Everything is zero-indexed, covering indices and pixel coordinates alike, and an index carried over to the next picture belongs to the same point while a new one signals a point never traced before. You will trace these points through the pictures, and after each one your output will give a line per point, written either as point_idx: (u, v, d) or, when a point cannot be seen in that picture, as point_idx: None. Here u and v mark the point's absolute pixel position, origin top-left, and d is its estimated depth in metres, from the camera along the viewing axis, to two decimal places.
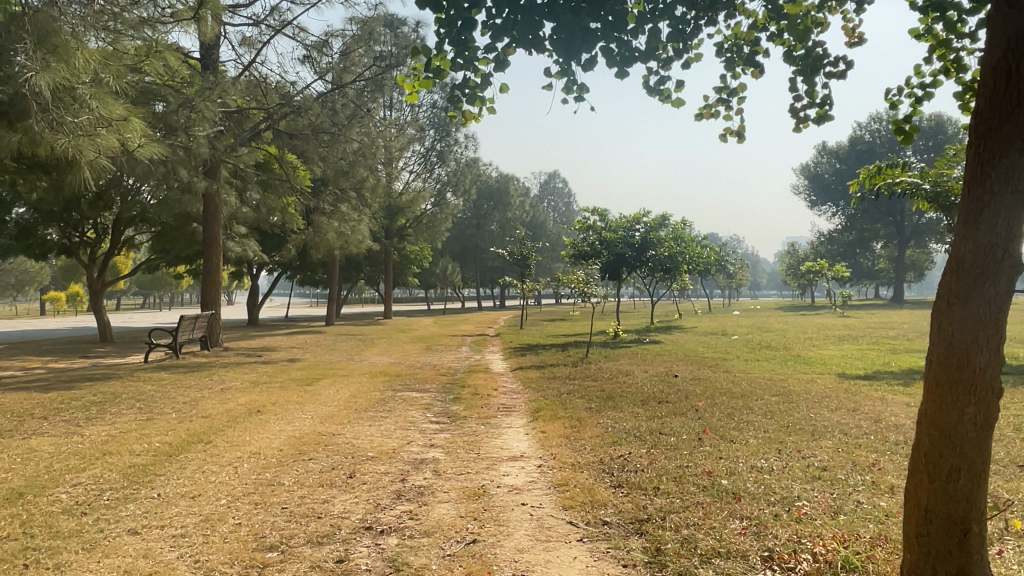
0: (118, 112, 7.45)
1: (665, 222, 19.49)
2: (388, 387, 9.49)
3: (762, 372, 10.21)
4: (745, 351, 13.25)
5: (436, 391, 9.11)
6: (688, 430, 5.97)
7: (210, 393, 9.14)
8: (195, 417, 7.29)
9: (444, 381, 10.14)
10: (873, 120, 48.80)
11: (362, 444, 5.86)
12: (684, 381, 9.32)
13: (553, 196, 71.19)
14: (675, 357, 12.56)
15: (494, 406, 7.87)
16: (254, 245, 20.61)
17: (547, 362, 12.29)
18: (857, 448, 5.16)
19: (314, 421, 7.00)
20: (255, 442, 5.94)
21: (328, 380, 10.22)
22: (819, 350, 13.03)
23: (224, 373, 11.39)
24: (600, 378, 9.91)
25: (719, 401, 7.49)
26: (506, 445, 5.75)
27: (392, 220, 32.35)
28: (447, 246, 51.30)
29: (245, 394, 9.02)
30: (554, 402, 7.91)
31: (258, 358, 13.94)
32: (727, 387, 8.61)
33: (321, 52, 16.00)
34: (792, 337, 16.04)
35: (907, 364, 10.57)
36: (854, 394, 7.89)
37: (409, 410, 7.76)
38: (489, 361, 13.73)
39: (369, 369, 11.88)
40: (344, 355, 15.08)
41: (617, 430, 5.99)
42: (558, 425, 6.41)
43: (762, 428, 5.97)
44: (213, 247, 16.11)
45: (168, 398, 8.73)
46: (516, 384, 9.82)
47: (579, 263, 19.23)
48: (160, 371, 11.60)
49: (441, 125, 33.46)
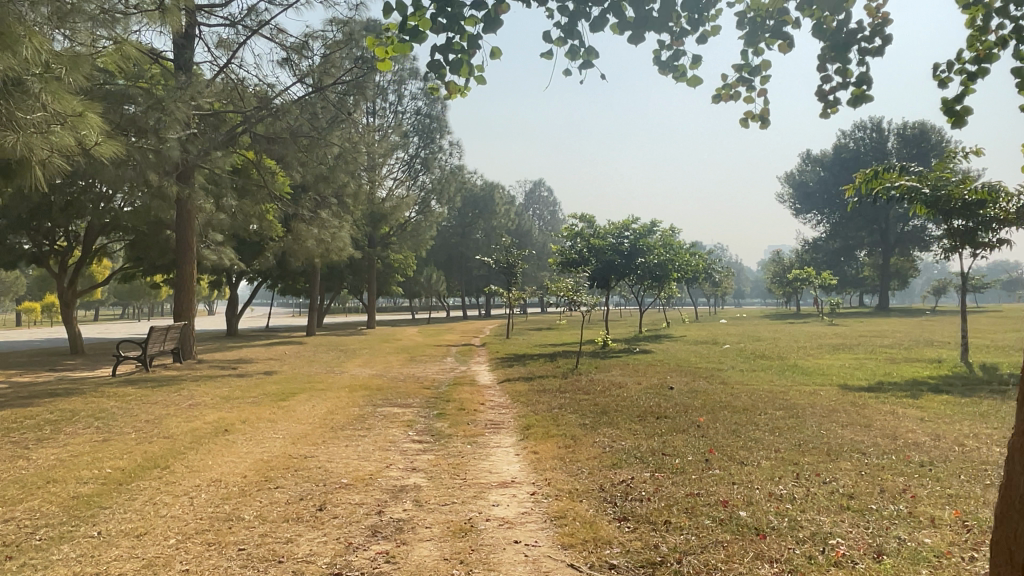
0: (72, 108, 6.88)
1: (654, 229, 19.10)
2: (368, 402, 8.93)
3: (761, 383, 9.78)
4: (740, 361, 12.84)
5: (419, 406, 8.57)
6: (692, 449, 5.48)
7: (177, 410, 8.56)
8: (156, 438, 6.72)
9: (428, 395, 9.63)
10: (858, 128, 49.08)
11: (338, 468, 5.33)
12: (681, 393, 8.87)
13: (539, 204, 70.90)
14: (668, 368, 12.11)
15: (481, 423, 7.36)
16: (232, 253, 19.97)
17: (536, 373, 11.82)
18: (880, 470, 4.71)
19: (286, 441, 6.44)
20: (217, 468, 5.37)
21: (305, 395, 9.67)
22: (817, 360, 12.64)
23: (196, 387, 10.79)
24: (592, 390, 9.46)
25: (722, 416, 7.02)
26: (495, 468, 5.23)
27: (375, 227, 31.81)
28: (432, 254, 50.72)
29: (215, 410, 8.44)
30: (545, 416, 7.41)
31: (233, 371, 13.33)
32: (727, 400, 8.15)
33: (301, 54, 15.48)
34: (785, 347, 15.65)
35: (911, 374, 10.19)
36: (862, 407, 7.45)
37: (390, 428, 7.23)
38: (475, 372, 13.24)
39: (348, 382, 11.33)
40: (323, 367, 14.48)
41: (616, 451, 5.49)
42: (552, 444, 5.91)
43: (772, 447, 5.50)
44: (186, 254, 15.44)
45: (130, 416, 8.13)
46: (504, 398, 9.32)
47: (567, 271, 18.78)
48: (127, 386, 10.98)
49: (425, 132, 33.01)
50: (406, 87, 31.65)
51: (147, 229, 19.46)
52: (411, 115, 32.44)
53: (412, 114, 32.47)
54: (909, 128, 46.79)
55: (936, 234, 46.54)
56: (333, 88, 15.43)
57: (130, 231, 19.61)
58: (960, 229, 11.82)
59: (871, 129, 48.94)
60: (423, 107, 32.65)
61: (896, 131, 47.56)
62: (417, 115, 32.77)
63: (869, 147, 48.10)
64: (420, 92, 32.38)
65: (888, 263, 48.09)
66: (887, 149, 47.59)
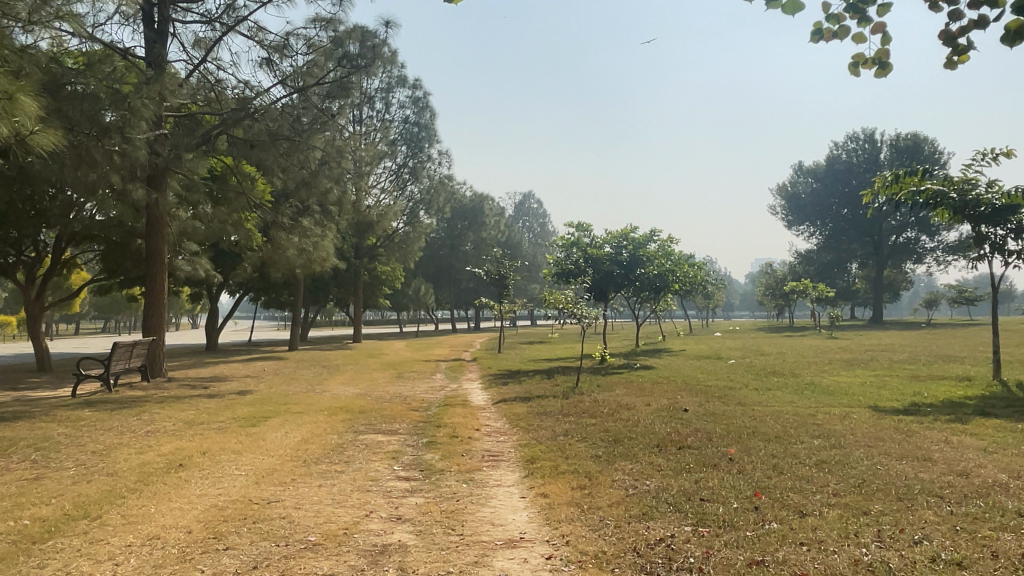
0: (2, 90, 5.91)
1: (654, 238, 18.25)
2: (348, 428, 7.93)
3: (785, 405, 8.87)
4: (752, 378, 11.95)
5: (405, 433, 7.59)
6: (735, 493, 4.58)
7: (131, 438, 7.53)
8: (95, 475, 5.70)
9: (415, 419, 8.64)
10: (851, 139, 48.73)
11: (306, 520, 4.37)
12: (698, 417, 7.94)
13: (528, 216, 70.11)
14: (677, 386, 11.20)
15: (477, 454, 6.39)
16: (208, 264, 18.93)
17: (534, 393, 10.86)
18: (977, 524, 3.83)
19: (247, 481, 5.45)
20: (157, 520, 4.38)
21: (279, 419, 8.65)
22: (835, 377, 11.74)
23: (160, 410, 9.75)
24: (599, 413, 8.51)
25: (756, 447, 6.12)
26: (499, 519, 4.31)
27: (361, 238, 30.82)
28: (420, 266, 49.81)
29: (173, 439, 7.41)
30: (550, 447, 6.48)
31: (205, 390, 12.29)
32: (753, 426, 7.24)
33: (283, 54, 14.63)
34: (794, 362, 14.80)
35: (946, 394, 9.32)
36: (910, 435, 6.57)
37: (373, 462, 6.24)
38: (467, 391, 12.27)
39: (328, 404, 10.32)
40: (303, 385, 13.43)
41: (643, 495, 4.57)
42: (563, 484, 4.97)
43: (829, 490, 4.60)
44: (157, 265, 14.37)
45: (75, 446, 7.09)
46: (501, 422, 8.36)
47: (563, 282, 17.90)
48: (84, 408, 9.93)
49: (413, 141, 32.16)
50: (394, 95, 30.84)
51: (120, 238, 18.40)
52: (399, 123, 31.62)
53: (400, 122, 31.63)
54: (902, 140, 46.76)
55: (929, 246, 46.21)
56: (316, 90, 14.56)
57: (102, 241, 18.55)
58: (990, 237, 10.95)
59: (864, 140, 48.61)
60: (411, 115, 31.85)
61: (889, 142, 47.39)
62: (405, 123, 31.95)
63: (862, 158, 47.91)
64: (408, 100, 31.62)
65: (881, 275, 47.60)
66: (880, 160, 47.44)
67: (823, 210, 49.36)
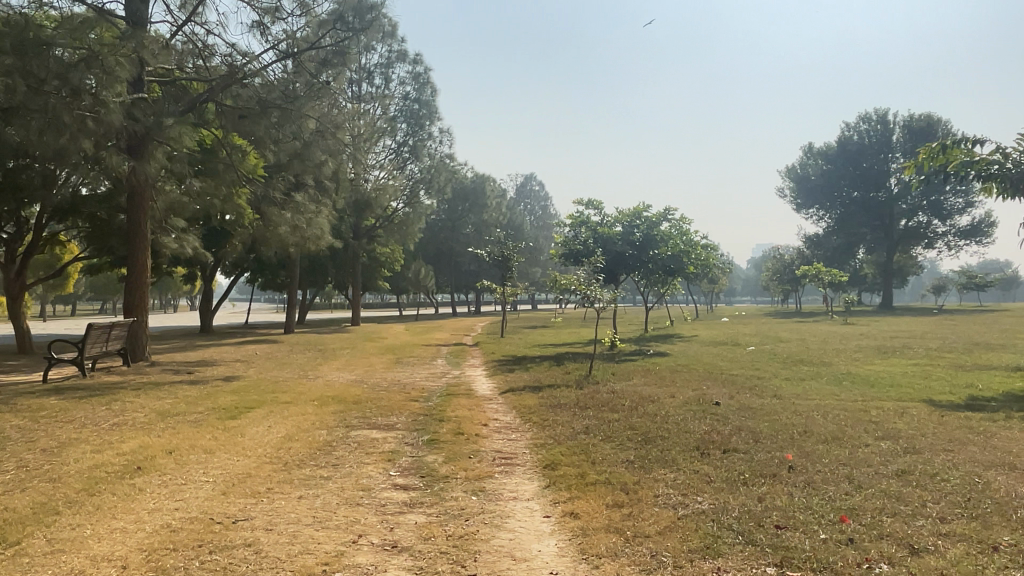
0: None
1: (668, 217, 17.26)
2: (340, 422, 7.01)
3: (827, 398, 7.98)
4: (780, 367, 11.03)
5: (404, 429, 6.66)
6: (817, 517, 3.68)
7: (92, 433, 6.60)
8: (35, 481, 4.80)
9: (416, 412, 7.70)
10: (862, 120, 47.72)
11: (276, 550, 3.44)
12: (734, 413, 7.02)
13: (530, 199, 68.86)
14: (701, 375, 10.30)
15: (487, 457, 5.47)
16: (197, 242, 17.95)
17: (545, 382, 9.92)
18: None
19: (214, 491, 4.52)
20: (89, 549, 3.47)
21: (262, 411, 7.72)
22: (870, 367, 10.81)
23: (133, 399, 8.81)
24: (621, 406, 7.58)
25: (817, 451, 5.22)
26: (521, 550, 3.40)
27: (359, 218, 29.85)
28: (420, 249, 48.83)
29: (138, 435, 6.48)
30: (572, 448, 5.57)
31: (187, 377, 11.35)
32: (801, 424, 6.32)
33: (275, 17, 13.61)
34: (819, 349, 13.90)
35: (1003, 386, 8.43)
36: (991, 437, 5.66)
37: (366, 465, 5.30)
38: (471, 378, 11.36)
39: (320, 393, 9.39)
40: (295, 371, 12.52)
41: (699, 519, 3.66)
42: (596, 501, 4.07)
43: (931, 514, 3.72)
44: (140, 241, 13.37)
45: (24, 442, 6.18)
46: (512, 416, 7.45)
47: (572, 263, 16.97)
48: (50, 396, 9.00)
49: (413, 118, 31.12)
50: (394, 70, 29.74)
51: (104, 213, 17.39)
52: (399, 100, 30.58)
53: (400, 99, 30.60)
54: (915, 120, 45.86)
55: (942, 230, 45.19)
56: (309, 55, 13.51)
57: (88, 217, 17.58)
58: None
59: (875, 121, 47.59)
60: (412, 91, 30.81)
61: (901, 123, 46.48)
62: (405, 100, 30.89)
63: (875, 139, 46.89)
64: (409, 76, 30.59)
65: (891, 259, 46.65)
66: (892, 142, 46.62)
67: (833, 192, 48.31)
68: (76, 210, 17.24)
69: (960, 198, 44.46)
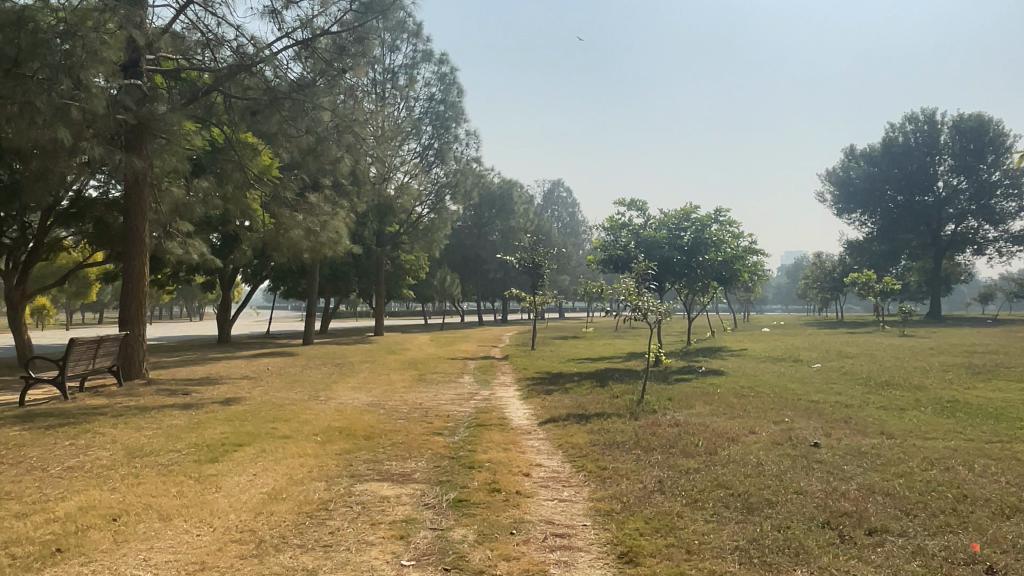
0: None
1: (718, 218, 15.67)
2: (343, 470, 5.56)
3: (951, 438, 6.34)
4: (867, 391, 9.37)
5: (424, 482, 5.20)
6: None
7: (32, 485, 5.21)
8: None
9: (440, 452, 6.25)
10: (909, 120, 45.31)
11: None
12: (848, 460, 5.47)
13: (557, 205, 66.91)
14: (776, 402, 8.71)
15: (535, 534, 3.98)
16: (205, 246, 16.71)
17: (591, 411, 8.35)
18: None
19: None
20: None
21: (252, 451, 6.29)
22: (978, 392, 9.06)
23: (107, 430, 7.44)
24: (695, 449, 6.02)
25: (1012, 538, 3.63)
26: None
27: (382, 224, 28.52)
28: (447, 255, 47.68)
29: (84, 489, 5.07)
30: (652, 522, 4.06)
31: (183, 399, 9.98)
32: (950, 483, 4.73)
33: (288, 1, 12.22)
34: (895, 367, 12.22)
35: None
36: None
37: (369, 548, 3.81)
38: (504, 401, 9.88)
39: (327, 424, 7.93)
40: (306, 391, 11.12)
41: None
42: None
43: None
44: (139, 245, 12.01)
45: None
46: (558, 460, 5.95)
47: (613, 269, 15.52)
48: (14, 425, 7.68)
49: (439, 120, 29.59)
50: (419, 72, 28.43)
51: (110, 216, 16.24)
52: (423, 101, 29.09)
53: (424, 100, 29.15)
54: (965, 120, 43.29)
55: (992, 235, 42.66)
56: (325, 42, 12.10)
57: (93, 222, 16.39)
58: None
59: (922, 121, 45.17)
60: (437, 92, 29.33)
61: (950, 124, 43.93)
62: (430, 101, 29.42)
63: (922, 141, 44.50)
64: (434, 76, 29.14)
65: (938, 267, 44.41)
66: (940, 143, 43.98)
67: (879, 195, 46.00)
68: (78, 213, 16.08)
69: (1012, 202, 42.07)
